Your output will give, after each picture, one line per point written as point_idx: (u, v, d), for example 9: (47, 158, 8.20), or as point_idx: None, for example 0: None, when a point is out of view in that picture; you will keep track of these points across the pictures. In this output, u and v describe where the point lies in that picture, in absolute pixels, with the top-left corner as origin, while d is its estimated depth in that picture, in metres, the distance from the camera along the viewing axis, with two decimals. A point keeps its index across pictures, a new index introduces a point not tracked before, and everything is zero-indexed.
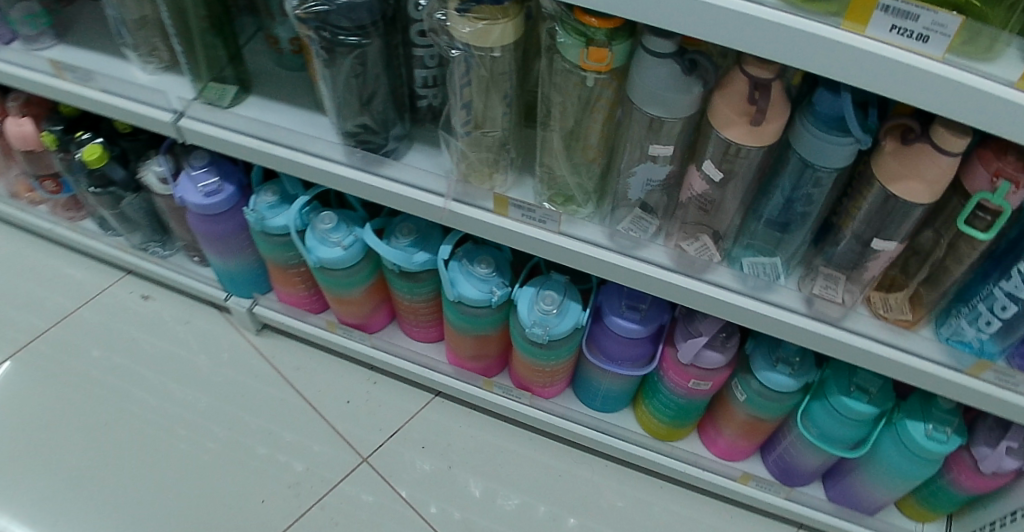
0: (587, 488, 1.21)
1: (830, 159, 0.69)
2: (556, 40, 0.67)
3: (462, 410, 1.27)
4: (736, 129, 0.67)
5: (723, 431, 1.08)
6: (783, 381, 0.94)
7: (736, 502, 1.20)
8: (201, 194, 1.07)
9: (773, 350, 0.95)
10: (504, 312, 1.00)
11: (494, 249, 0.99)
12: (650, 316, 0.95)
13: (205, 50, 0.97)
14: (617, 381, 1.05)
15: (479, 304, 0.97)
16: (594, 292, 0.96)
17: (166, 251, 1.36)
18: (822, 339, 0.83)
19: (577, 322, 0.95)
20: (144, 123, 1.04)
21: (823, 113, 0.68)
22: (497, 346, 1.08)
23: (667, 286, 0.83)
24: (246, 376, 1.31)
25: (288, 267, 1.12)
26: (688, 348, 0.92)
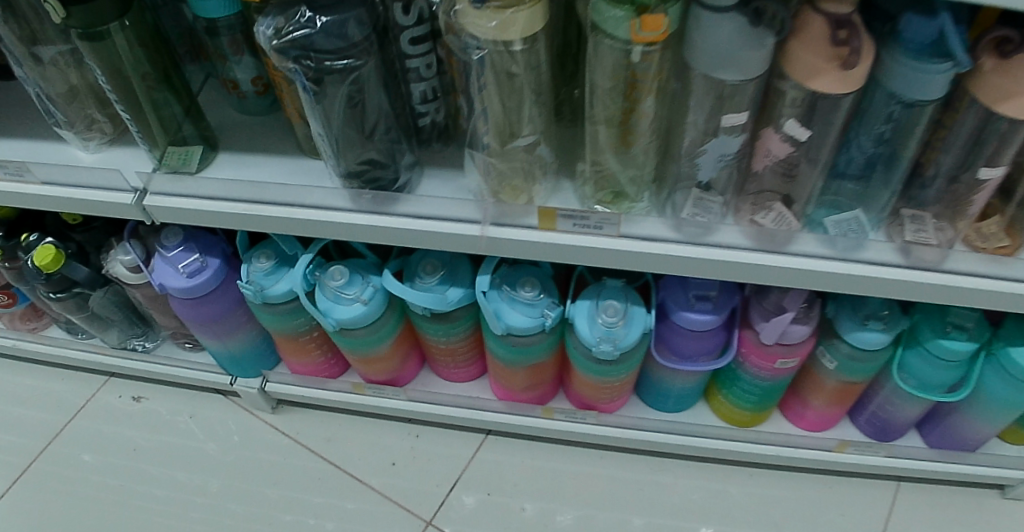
0: (672, 494, 1.11)
1: (929, 90, 0.59)
2: (597, 17, 0.56)
3: (520, 443, 1.17)
4: (826, 78, 0.57)
5: (811, 403, 0.98)
6: (878, 338, 0.84)
7: (831, 473, 1.11)
8: (184, 276, 0.93)
9: (858, 307, 0.85)
10: (559, 334, 0.89)
11: (535, 267, 0.88)
12: (722, 302, 0.85)
13: (158, 109, 0.84)
14: (691, 379, 0.95)
15: (530, 331, 0.85)
16: (653, 289, 0.86)
17: (151, 343, 1.20)
18: (929, 289, 0.74)
19: (646, 328, 0.84)
20: (100, 210, 0.89)
21: (914, 39, 0.58)
22: (552, 370, 0.97)
23: (751, 269, 0.73)
24: (272, 460, 1.17)
25: (300, 336, 0.99)
26: (774, 329, 0.82)
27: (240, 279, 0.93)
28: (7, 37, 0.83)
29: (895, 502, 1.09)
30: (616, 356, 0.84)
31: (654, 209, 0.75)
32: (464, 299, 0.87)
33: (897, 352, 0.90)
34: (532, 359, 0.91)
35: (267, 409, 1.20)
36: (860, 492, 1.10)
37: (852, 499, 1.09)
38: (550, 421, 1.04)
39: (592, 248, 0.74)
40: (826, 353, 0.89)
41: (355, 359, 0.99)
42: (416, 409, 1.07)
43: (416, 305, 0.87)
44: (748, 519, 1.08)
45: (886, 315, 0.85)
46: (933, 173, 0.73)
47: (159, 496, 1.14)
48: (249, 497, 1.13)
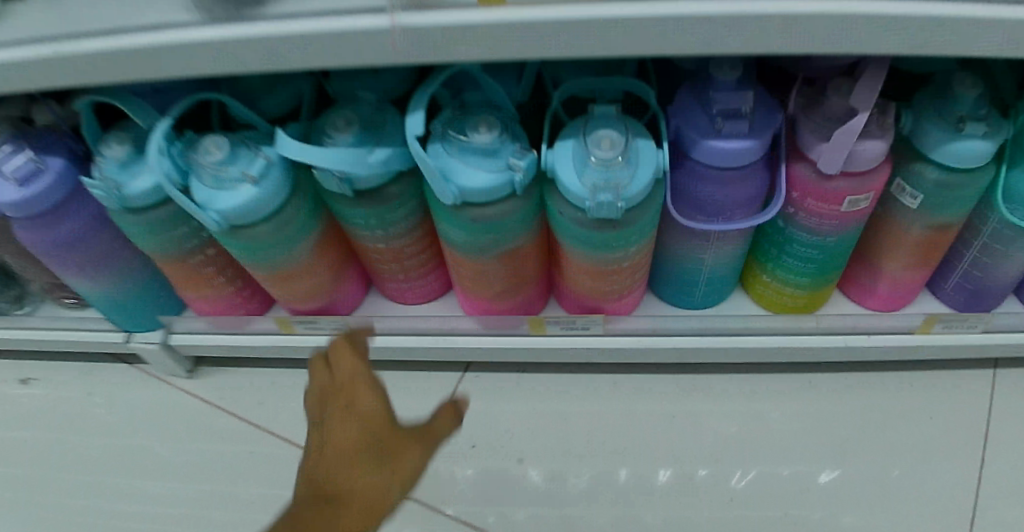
0: (720, 419, 0.83)
1: None
2: None
3: (510, 377, 0.88)
4: None
5: (885, 267, 0.70)
6: (972, 149, 0.56)
7: (920, 367, 0.84)
8: (15, 186, 0.66)
9: (945, 110, 0.57)
10: (538, 199, 0.62)
11: (493, 103, 0.61)
12: (762, 122, 0.58)
13: None
14: (728, 251, 0.68)
15: (491, 195, 0.59)
16: (661, 116, 0.59)
17: (26, 308, 0.94)
18: None
19: (658, 167, 0.58)
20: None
21: None
22: (537, 262, 0.70)
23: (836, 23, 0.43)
24: (193, 440, 0.90)
25: (189, 257, 0.73)
26: (840, 148, 0.55)
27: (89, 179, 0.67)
28: None
29: (1018, 396, 0.81)
30: (619, 215, 0.57)
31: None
32: (396, 160, 0.61)
33: (999, 172, 0.59)
34: (506, 241, 0.64)
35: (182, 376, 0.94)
36: (967, 387, 0.82)
37: (957, 396, 0.82)
38: (543, 338, 0.78)
39: (565, 20, 0.45)
40: (907, 187, 0.61)
41: (266, 281, 0.72)
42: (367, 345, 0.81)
43: (328, 178, 0.61)
44: (823, 438, 0.81)
45: (988, 111, 0.56)
46: None
47: (49, 506, 0.87)
48: (168, 488, 0.87)
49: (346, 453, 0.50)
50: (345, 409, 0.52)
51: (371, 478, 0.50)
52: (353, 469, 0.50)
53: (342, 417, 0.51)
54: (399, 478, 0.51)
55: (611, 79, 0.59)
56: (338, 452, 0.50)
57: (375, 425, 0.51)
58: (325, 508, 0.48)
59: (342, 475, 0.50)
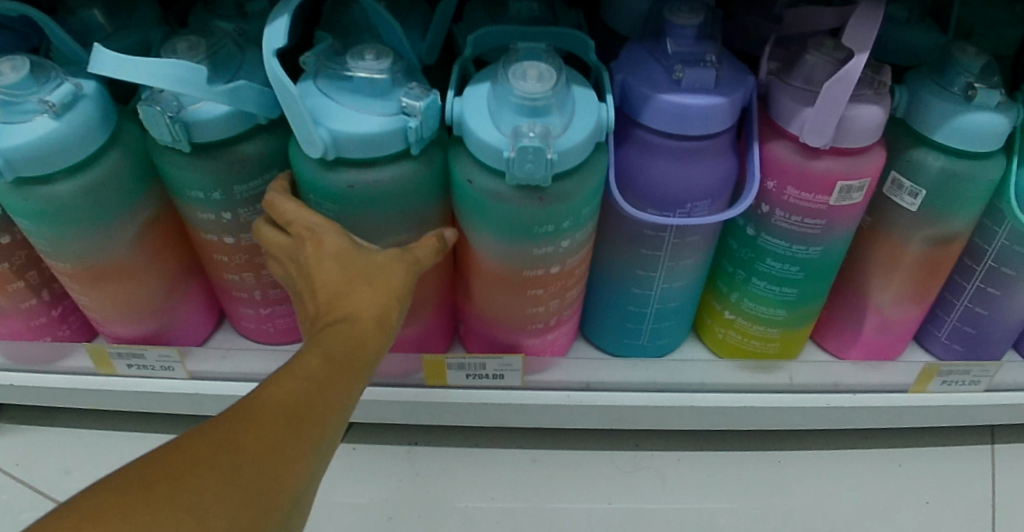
0: (695, 512, 0.59)
1: None
2: None
3: (397, 453, 0.63)
4: None
5: (873, 301, 0.57)
6: (982, 124, 0.45)
7: (919, 441, 0.65)
8: None
9: (944, 82, 0.47)
10: (442, 169, 0.47)
11: (387, 44, 0.47)
12: (730, 79, 0.45)
13: None
14: (686, 269, 0.53)
15: (376, 149, 0.43)
16: (603, 70, 0.46)
17: None
18: None
19: (601, 123, 0.43)
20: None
21: None
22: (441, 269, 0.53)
23: None
24: None
25: None
26: (832, 106, 0.43)
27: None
28: None
29: None
30: (549, 179, 0.41)
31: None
32: (252, 102, 0.44)
33: (1010, 168, 0.49)
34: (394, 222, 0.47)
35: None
36: (1000, 467, 0.63)
37: (994, 479, 0.62)
38: (442, 391, 0.57)
39: None
40: (907, 183, 0.49)
41: (69, 277, 0.51)
42: (208, 393, 0.58)
43: (154, 118, 0.43)
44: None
45: (999, 82, 0.47)
46: None
47: None
48: None
49: (337, 286, 0.40)
50: (321, 247, 0.41)
51: (374, 299, 0.40)
52: (356, 290, 0.40)
53: (321, 254, 0.41)
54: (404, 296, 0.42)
55: (540, 27, 0.47)
56: (327, 289, 0.40)
57: (363, 249, 0.41)
58: (333, 331, 0.38)
59: (337, 305, 0.39)
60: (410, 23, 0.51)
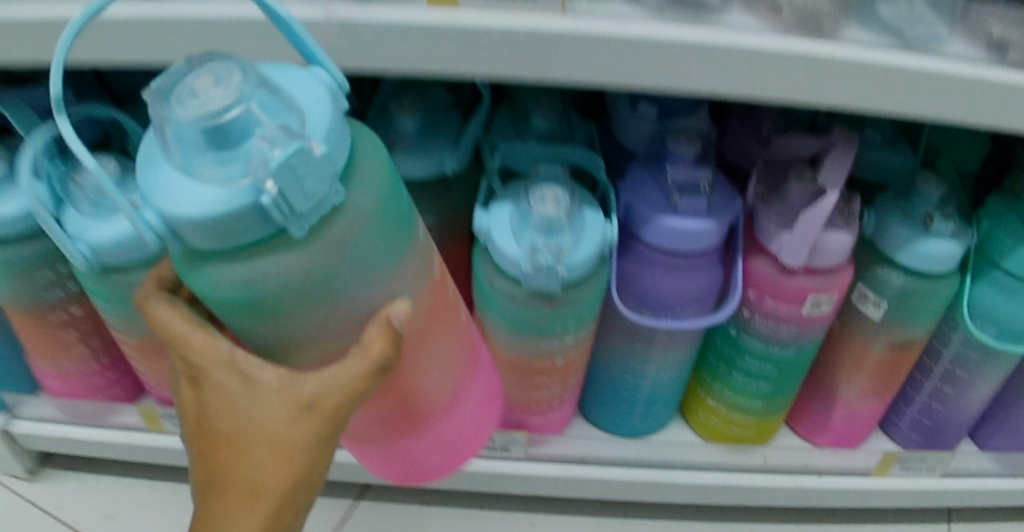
0: None
1: None
2: None
3: (409, 512, 0.69)
4: None
5: (841, 393, 0.63)
6: (944, 248, 0.52)
7: (883, 517, 0.71)
8: None
9: (911, 208, 0.54)
10: (369, 246, 0.35)
11: (294, 69, 0.34)
12: (720, 204, 0.52)
13: None
14: (674, 359, 0.59)
15: (223, 232, 0.31)
16: (610, 191, 0.53)
17: None
18: None
19: (605, 240, 0.50)
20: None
21: None
22: (470, 365, 0.49)
23: (782, 64, 0.41)
24: None
25: (49, 312, 0.57)
26: (803, 236, 0.51)
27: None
28: None
29: None
30: (559, 288, 0.48)
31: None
32: None
33: (963, 283, 0.57)
34: (312, 349, 0.38)
35: (21, 482, 0.69)
36: None
37: None
38: None
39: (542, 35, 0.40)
40: (871, 295, 0.56)
41: (133, 348, 0.58)
42: None
43: None
44: None
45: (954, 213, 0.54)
46: None
47: None
48: None
49: (228, 458, 0.38)
50: (207, 394, 0.38)
51: (268, 484, 0.38)
52: (251, 474, 0.38)
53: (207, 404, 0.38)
54: (308, 470, 0.39)
55: (555, 149, 0.54)
56: (219, 454, 0.38)
57: (253, 412, 0.37)
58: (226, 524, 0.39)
59: (228, 485, 0.38)
60: (445, 137, 0.58)
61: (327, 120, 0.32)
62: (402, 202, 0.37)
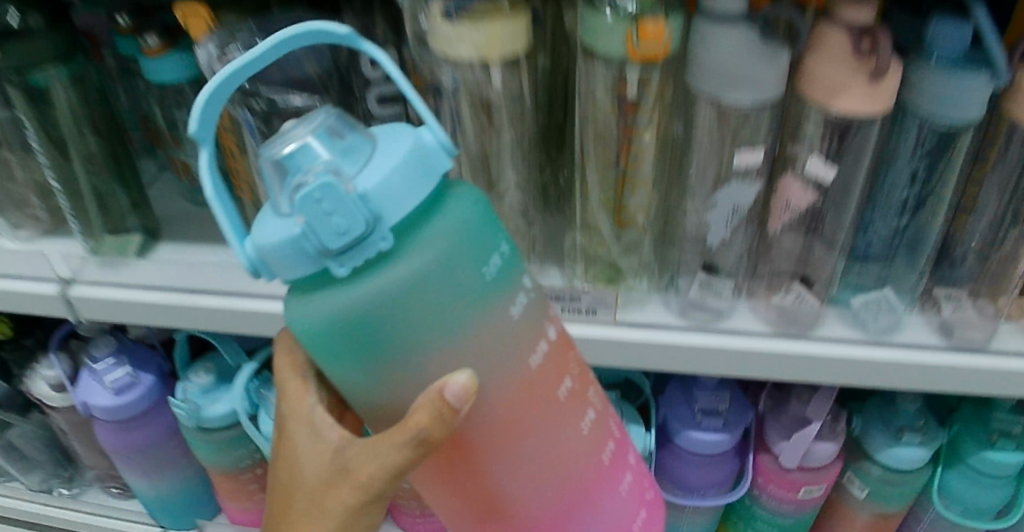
0: None
1: (967, 110, 0.49)
2: (586, 36, 0.48)
3: None
4: (852, 96, 0.47)
5: None
6: (915, 455, 0.67)
7: None
8: (111, 393, 0.74)
9: (889, 417, 0.69)
10: (428, 299, 0.35)
11: (394, 132, 0.36)
12: (733, 418, 0.69)
13: (99, 198, 0.71)
14: (701, 518, 0.77)
15: (286, 263, 0.34)
16: (652, 405, 0.71)
17: (75, 489, 0.96)
18: (982, 379, 0.58)
19: (645, 450, 0.68)
20: (8, 301, 0.72)
21: (947, 49, 0.48)
22: (572, 472, 0.44)
23: (769, 360, 0.58)
24: None
25: (240, 473, 0.80)
26: (796, 448, 0.67)
27: (172, 397, 0.76)
28: None
29: None
30: None
31: (655, 292, 0.61)
32: None
33: (935, 470, 0.72)
34: (386, 418, 0.40)
35: None
36: None
37: None
38: None
39: (597, 340, 0.59)
40: (856, 480, 0.73)
41: None
42: None
43: None
44: None
45: (923, 424, 0.69)
46: (963, 249, 0.61)
47: None
48: None
49: (287, 499, 0.46)
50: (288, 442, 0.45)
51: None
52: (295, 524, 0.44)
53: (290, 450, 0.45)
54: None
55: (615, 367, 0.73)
56: (284, 497, 0.46)
57: (312, 465, 0.43)
58: None
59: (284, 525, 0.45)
60: None
61: (383, 169, 0.33)
62: (484, 265, 0.37)
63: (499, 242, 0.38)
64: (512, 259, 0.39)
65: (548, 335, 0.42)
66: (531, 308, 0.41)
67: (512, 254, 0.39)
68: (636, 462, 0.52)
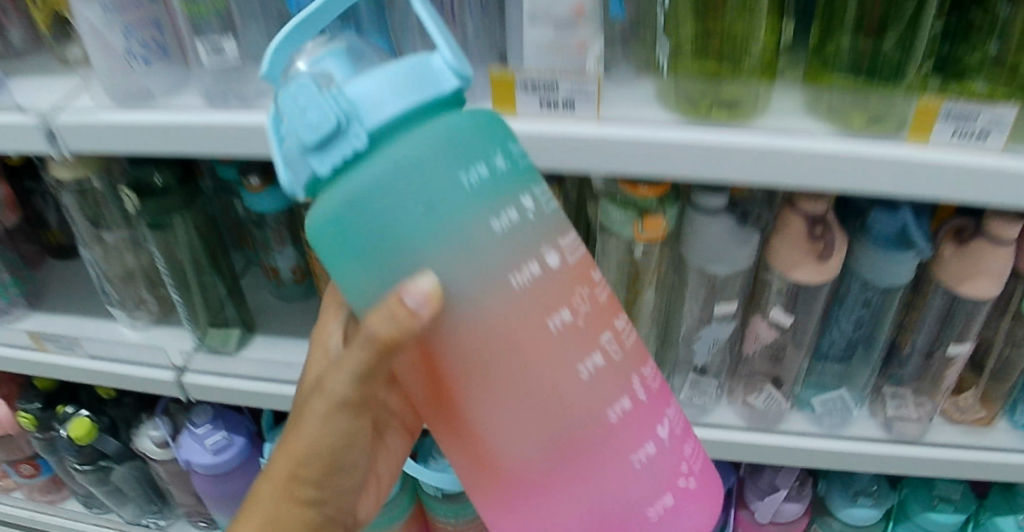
0: None
1: (897, 277, 0.64)
2: (605, 217, 0.63)
3: None
4: (804, 269, 0.63)
5: None
6: (867, 514, 0.83)
7: None
8: (210, 453, 0.91)
9: (848, 483, 0.85)
10: (406, 197, 0.37)
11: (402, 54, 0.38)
12: (718, 481, 0.85)
13: (202, 291, 0.85)
14: None
15: (294, 170, 0.38)
16: None
17: (165, 521, 1.16)
18: (913, 463, 0.75)
19: None
20: (133, 382, 0.89)
21: (882, 232, 0.63)
22: (562, 421, 0.43)
23: (745, 448, 0.75)
24: None
25: None
26: (768, 508, 0.83)
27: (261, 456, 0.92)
28: (79, 222, 0.85)
29: None
30: None
31: None
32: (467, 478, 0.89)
33: (887, 525, 0.88)
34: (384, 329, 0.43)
35: None
36: None
37: None
38: None
39: None
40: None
41: None
42: None
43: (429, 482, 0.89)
44: None
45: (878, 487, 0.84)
46: (909, 351, 0.76)
47: None
48: None
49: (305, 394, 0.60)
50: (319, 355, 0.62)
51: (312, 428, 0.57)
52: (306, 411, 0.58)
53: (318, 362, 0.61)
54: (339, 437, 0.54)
55: None
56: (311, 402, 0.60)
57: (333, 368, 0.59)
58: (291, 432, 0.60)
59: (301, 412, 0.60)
60: None
61: (369, 78, 0.36)
62: (464, 172, 0.38)
63: (493, 154, 0.39)
64: (509, 177, 0.40)
65: (547, 262, 0.41)
66: (525, 230, 0.40)
67: (508, 170, 0.40)
68: (667, 434, 0.48)
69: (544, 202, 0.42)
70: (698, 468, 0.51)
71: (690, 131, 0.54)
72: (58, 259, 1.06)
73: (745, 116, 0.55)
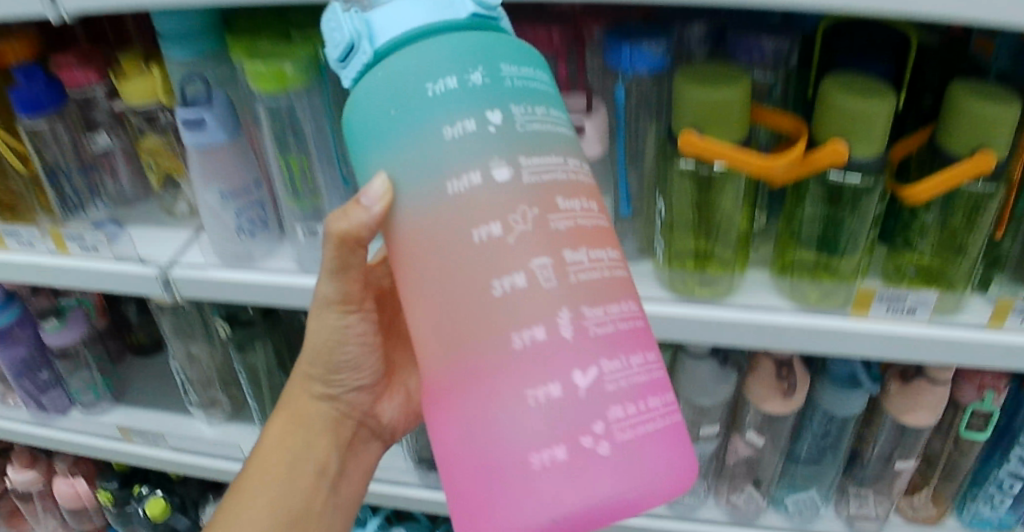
0: None
1: (851, 408, 0.79)
2: None
3: None
4: (773, 402, 0.78)
5: None
6: None
7: None
8: None
9: None
10: (386, 95, 0.44)
11: None
12: None
13: (273, 391, 1.00)
14: None
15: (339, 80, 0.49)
16: None
17: None
18: None
19: None
20: (208, 471, 1.05)
21: (837, 372, 0.79)
22: (473, 335, 0.43)
23: None
24: None
25: None
26: None
27: None
28: (168, 335, 1.01)
29: None
30: None
31: None
32: None
33: None
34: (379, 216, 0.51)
35: None
36: None
37: None
38: None
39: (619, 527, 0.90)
40: None
41: None
42: None
43: None
44: None
45: None
46: (870, 456, 0.90)
47: None
48: None
49: None
50: None
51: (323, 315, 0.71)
52: None
53: None
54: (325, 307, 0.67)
55: None
56: None
57: None
58: None
59: None
60: None
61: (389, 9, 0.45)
62: (432, 83, 0.43)
63: (469, 71, 0.44)
64: (479, 90, 0.44)
65: (491, 173, 0.43)
66: (473, 141, 0.43)
67: (482, 86, 0.44)
68: (589, 383, 0.42)
69: (517, 121, 0.44)
70: (631, 441, 0.42)
71: (682, 307, 0.71)
72: (136, 355, 1.22)
73: (723, 293, 0.72)
